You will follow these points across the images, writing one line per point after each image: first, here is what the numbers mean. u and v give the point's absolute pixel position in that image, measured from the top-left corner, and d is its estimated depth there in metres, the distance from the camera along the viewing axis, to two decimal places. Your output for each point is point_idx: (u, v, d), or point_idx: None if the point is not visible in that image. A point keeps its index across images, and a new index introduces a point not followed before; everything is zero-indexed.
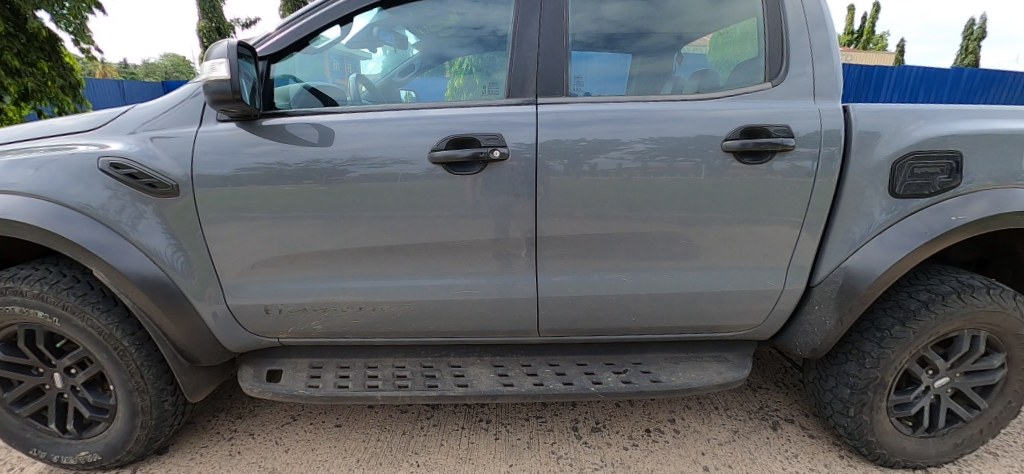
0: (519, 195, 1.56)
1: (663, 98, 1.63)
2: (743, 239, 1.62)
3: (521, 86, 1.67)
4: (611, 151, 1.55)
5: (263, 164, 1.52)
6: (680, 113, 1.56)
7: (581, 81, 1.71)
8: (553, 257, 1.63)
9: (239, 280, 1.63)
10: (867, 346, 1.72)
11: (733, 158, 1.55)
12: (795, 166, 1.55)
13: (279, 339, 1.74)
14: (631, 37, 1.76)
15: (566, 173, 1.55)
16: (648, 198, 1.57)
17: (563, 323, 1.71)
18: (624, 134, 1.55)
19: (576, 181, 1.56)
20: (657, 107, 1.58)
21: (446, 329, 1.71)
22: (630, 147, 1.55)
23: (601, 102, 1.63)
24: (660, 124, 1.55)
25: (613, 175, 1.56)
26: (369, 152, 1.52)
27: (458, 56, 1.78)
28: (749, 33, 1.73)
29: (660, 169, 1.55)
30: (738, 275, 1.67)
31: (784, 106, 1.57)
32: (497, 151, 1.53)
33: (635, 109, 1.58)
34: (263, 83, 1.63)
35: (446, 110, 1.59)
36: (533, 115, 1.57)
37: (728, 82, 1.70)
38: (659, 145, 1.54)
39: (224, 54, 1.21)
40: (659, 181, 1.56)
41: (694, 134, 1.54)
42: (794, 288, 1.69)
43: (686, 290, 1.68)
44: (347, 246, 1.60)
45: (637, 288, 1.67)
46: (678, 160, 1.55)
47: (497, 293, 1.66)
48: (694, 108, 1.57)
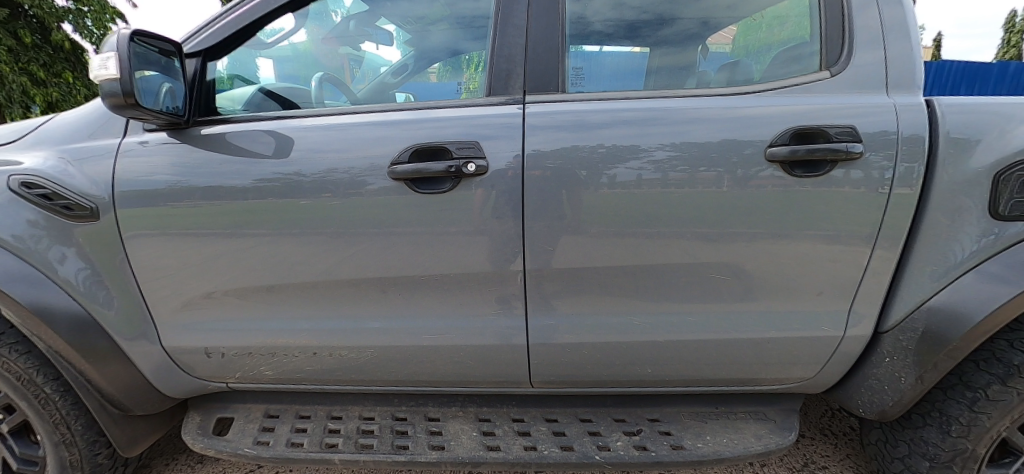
0: (501, 217, 1.26)
1: (688, 95, 1.30)
2: (792, 272, 1.28)
3: (506, 81, 1.37)
4: (628, 161, 1.23)
5: (177, 181, 1.29)
6: (709, 112, 1.23)
7: (580, 75, 1.39)
8: (548, 292, 1.32)
9: (180, 317, 1.39)
10: (954, 409, 1.34)
11: (776, 165, 1.21)
12: (837, 175, 1.20)
13: (227, 384, 1.49)
14: (655, 23, 1.44)
15: (562, 188, 1.24)
16: (669, 220, 1.25)
17: (563, 372, 1.39)
18: (640, 139, 1.23)
19: (572, 198, 1.25)
20: (682, 106, 1.26)
21: (420, 378, 1.42)
22: (649, 156, 1.23)
23: (613, 99, 1.31)
24: (684, 127, 1.22)
25: (625, 192, 1.24)
26: (319, 168, 1.27)
27: (463, 51, 1.47)
28: (781, 17, 1.41)
29: (680, 180, 1.23)
30: (784, 317, 1.33)
31: (846, 101, 1.23)
32: (471, 164, 1.24)
33: (652, 108, 1.26)
34: (197, 86, 1.38)
35: (418, 115, 1.31)
36: (527, 119, 1.27)
37: (762, 74, 1.36)
38: (683, 153, 1.22)
39: (109, 49, 0.95)
40: (680, 199, 1.23)
41: (722, 139, 1.21)
42: (856, 334, 1.34)
43: (719, 335, 1.34)
44: (302, 279, 1.35)
45: (657, 334, 1.34)
46: (702, 170, 1.22)
47: (483, 336, 1.36)
48: (727, 105, 1.24)
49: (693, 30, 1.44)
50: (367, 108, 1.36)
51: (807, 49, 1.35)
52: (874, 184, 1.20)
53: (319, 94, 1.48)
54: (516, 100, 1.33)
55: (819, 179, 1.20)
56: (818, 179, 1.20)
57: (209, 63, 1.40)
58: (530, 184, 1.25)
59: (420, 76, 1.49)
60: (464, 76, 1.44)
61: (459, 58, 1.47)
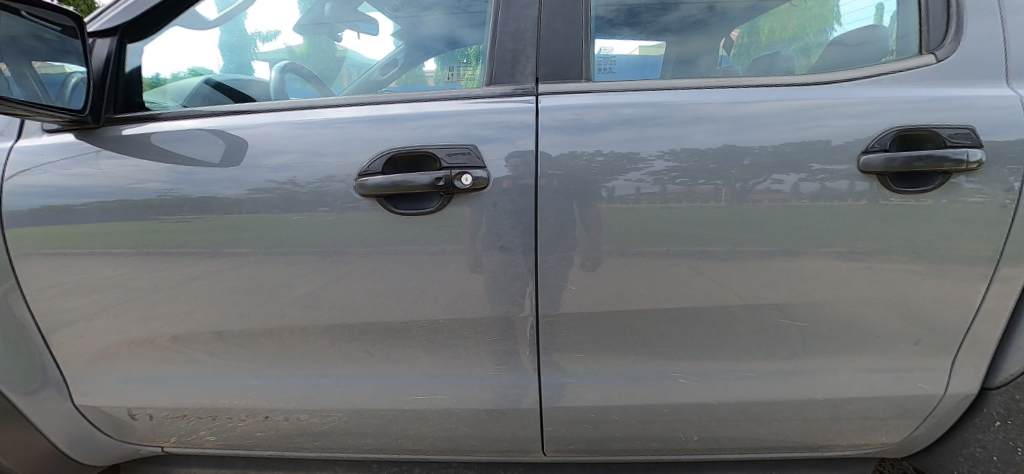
0: (507, 246, 0.98)
1: (738, 87, 1.03)
2: (873, 315, 1.00)
3: (510, 66, 1.08)
4: (625, 171, 0.96)
5: (164, 192, 1.02)
6: (713, 109, 0.98)
7: (613, 61, 1.11)
8: (563, 342, 1.04)
9: (96, 370, 1.09)
10: None
11: (775, 174, 0.95)
12: (836, 187, 0.94)
13: (162, 449, 1.17)
14: (657, 8, 1.16)
15: (589, 204, 0.96)
16: (682, 241, 0.97)
17: (584, 437, 1.10)
18: (640, 144, 0.96)
19: (599, 213, 0.96)
20: (708, 102, 0.99)
21: (403, 446, 1.12)
22: (649, 167, 0.96)
23: (620, 91, 1.04)
24: (685, 128, 0.96)
25: (627, 210, 0.96)
26: (294, 176, 1.00)
27: (438, 39, 1.20)
28: (808, 8, 1.15)
29: (679, 195, 0.95)
30: (864, 371, 1.04)
31: (883, 96, 0.96)
32: (466, 176, 0.96)
33: (659, 103, 0.99)
34: (111, 73, 1.08)
35: (401, 113, 1.03)
36: (546, 116, 0.99)
37: (804, 68, 1.09)
38: (686, 163, 0.95)
39: None
40: (684, 218, 0.96)
41: (722, 144, 0.95)
42: (954, 389, 1.06)
43: (784, 393, 1.05)
44: (251, 321, 1.06)
45: (704, 394, 1.05)
46: (700, 182, 0.95)
47: (483, 394, 1.06)
48: (730, 100, 0.99)
49: (698, 15, 1.16)
50: (292, 106, 1.09)
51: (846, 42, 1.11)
52: (885, 197, 0.93)
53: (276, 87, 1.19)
54: (529, 91, 1.05)
55: (811, 192, 0.94)
56: (810, 192, 0.94)
57: (127, 44, 1.11)
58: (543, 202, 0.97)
59: (418, 78, 1.18)
60: (462, 71, 1.15)
61: (455, 50, 1.17)
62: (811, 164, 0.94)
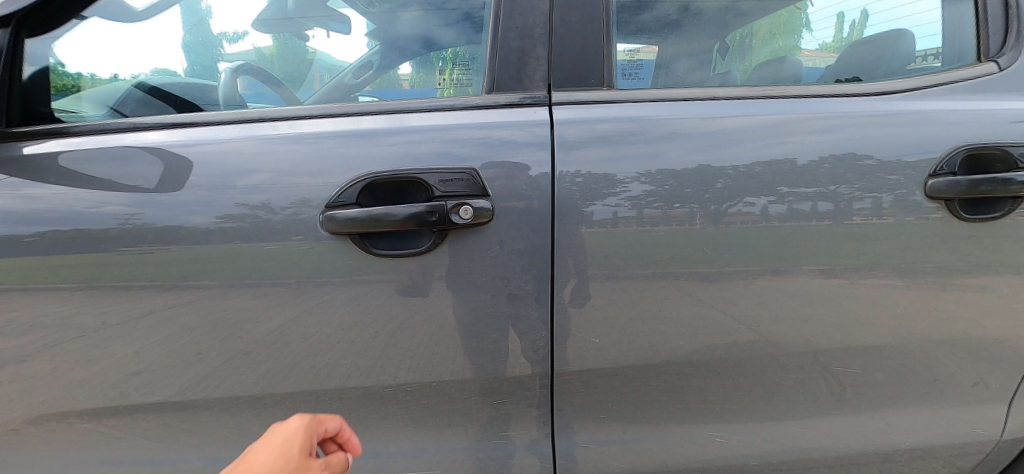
0: (516, 292, 0.84)
1: (775, 98, 0.90)
2: (925, 357, 0.89)
3: (517, 69, 0.93)
4: (602, 195, 0.82)
5: (125, 219, 0.81)
6: (687, 124, 0.85)
7: (640, 64, 0.98)
8: (579, 392, 0.90)
9: (13, 448, 0.89)
10: None
11: (747, 196, 0.82)
12: (801, 208, 0.82)
13: None
14: (631, 6, 0.98)
15: (616, 237, 0.82)
16: (674, 264, 0.83)
17: None
18: (613, 164, 0.82)
19: (624, 248, 0.82)
20: (689, 115, 0.86)
21: None
22: (624, 190, 0.82)
23: (596, 102, 0.90)
24: (660, 146, 0.83)
25: (619, 240, 0.82)
26: (265, 199, 0.81)
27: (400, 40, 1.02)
28: (790, 21, 1.02)
29: (656, 220, 0.82)
30: (912, 419, 0.93)
31: (876, 109, 0.86)
32: (465, 208, 0.80)
33: (634, 117, 0.86)
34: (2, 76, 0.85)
35: (378, 128, 0.85)
36: (563, 131, 0.85)
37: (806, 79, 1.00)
38: (662, 186, 0.82)
39: None
40: (662, 246, 0.83)
41: (698, 165, 0.83)
42: (1009, 430, 0.96)
43: (830, 446, 0.93)
44: (204, 378, 0.88)
45: (743, 450, 0.92)
46: (674, 205, 0.82)
47: (490, 457, 0.91)
48: (703, 113, 0.86)
49: (673, 16, 1.01)
50: (194, 118, 0.89)
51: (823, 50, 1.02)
52: (857, 218, 0.83)
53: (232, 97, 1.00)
54: (542, 99, 0.91)
55: (778, 215, 0.82)
56: (778, 214, 0.82)
57: (24, 39, 0.88)
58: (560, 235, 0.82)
59: (393, 82, 1.00)
60: (440, 76, 0.99)
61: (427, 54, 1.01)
62: (778, 186, 0.82)
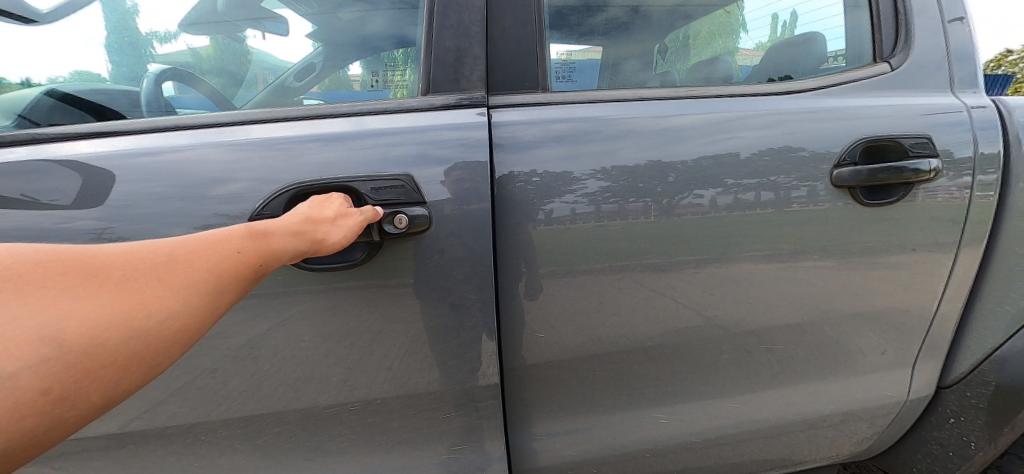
0: (459, 302, 0.85)
1: (712, 95, 0.97)
2: (844, 331, 0.98)
3: (459, 71, 0.95)
4: (560, 192, 0.85)
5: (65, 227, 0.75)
6: (640, 123, 0.89)
7: (571, 68, 1.01)
8: (536, 388, 0.93)
9: None
10: (1015, 467, 1.10)
11: (696, 188, 0.88)
12: (745, 198, 0.89)
13: None
14: (583, 9, 1.03)
15: (576, 232, 0.85)
16: (626, 256, 0.87)
17: None
18: (569, 162, 0.86)
19: (582, 243, 0.86)
20: (630, 113, 0.91)
21: None
22: (582, 187, 0.86)
23: (553, 104, 0.93)
24: (614, 144, 0.88)
25: (566, 233, 0.85)
26: (216, 205, 0.78)
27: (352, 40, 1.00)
28: (731, 20, 1.10)
29: (613, 214, 0.86)
30: (832, 389, 1.02)
31: (799, 106, 0.94)
32: (400, 217, 0.79)
33: (588, 117, 0.89)
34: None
35: (324, 130, 0.84)
36: (521, 129, 0.88)
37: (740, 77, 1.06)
38: (618, 182, 0.86)
39: None
40: (611, 240, 0.86)
41: (648, 161, 0.87)
42: (916, 393, 1.07)
43: (762, 417, 1.01)
44: (148, 401, 0.83)
45: (682, 429, 0.98)
46: (629, 200, 0.86)
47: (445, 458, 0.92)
48: (656, 113, 0.91)
49: (624, 18, 1.05)
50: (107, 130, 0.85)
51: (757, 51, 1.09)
52: (779, 206, 0.89)
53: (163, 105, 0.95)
54: (479, 101, 0.92)
55: (726, 205, 0.88)
56: (725, 204, 0.88)
57: None
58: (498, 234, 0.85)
59: (343, 83, 0.99)
60: (387, 78, 0.98)
61: (375, 56, 0.99)
62: (724, 178, 0.88)
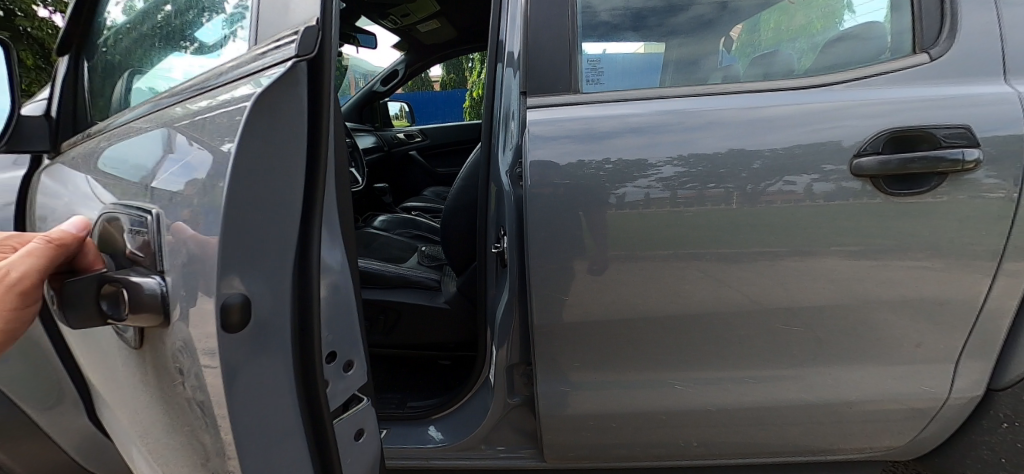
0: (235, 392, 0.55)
1: (775, 88, 1.02)
2: (884, 321, 1.00)
3: (542, 71, 1.07)
4: (634, 178, 0.97)
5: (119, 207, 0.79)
6: (728, 113, 0.98)
7: (600, 71, 1.09)
8: (577, 351, 1.05)
9: None
10: None
11: (787, 175, 0.95)
12: (851, 186, 0.93)
13: None
14: (664, 10, 1.12)
15: (647, 215, 0.96)
16: (676, 239, 0.97)
17: (583, 443, 1.12)
18: (646, 151, 0.97)
19: (646, 226, 0.97)
20: (703, 105, 1.01)
21: (441, 454, 1.14)
22: (657, 173, 0.97)
23: (633, 100, 1.05)
24: (694, 134, 0.97)
25: (632, 217, 0.97)
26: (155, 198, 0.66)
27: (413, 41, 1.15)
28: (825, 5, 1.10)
29: (690, 199, 0.96)
30: (864, 378, 1.04)
31: (902, 96, 0.95)
32: (117, 296, 0.55)
33: (669, 110, 1.00)
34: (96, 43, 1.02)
35: (185, 115, 0.66)
36: (595, 121, 1.00)
37: (805, 68, 1.06)
38: (695, 168, 0.96)
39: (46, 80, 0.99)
40: (680, 227, 0.96)
41: (729, 149, 0.96)
42: (966, 395, 1.05)
43: (784, 398, 1.06)
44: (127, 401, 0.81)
45: (704, 399, 1.07)
46: (709, 185, 0.96)
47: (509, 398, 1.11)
48: (745, 104, 0.99)
49: (709, 16, 1.11)
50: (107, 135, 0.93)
51: (832, 40, 1.07)
52: (813, 198, 0.94)
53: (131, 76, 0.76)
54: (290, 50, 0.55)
55: (824, 193, 0.94)
56: (823, 192, 0.94)
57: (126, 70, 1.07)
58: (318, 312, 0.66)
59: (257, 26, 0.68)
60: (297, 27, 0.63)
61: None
62: (823, 165, 0.94)
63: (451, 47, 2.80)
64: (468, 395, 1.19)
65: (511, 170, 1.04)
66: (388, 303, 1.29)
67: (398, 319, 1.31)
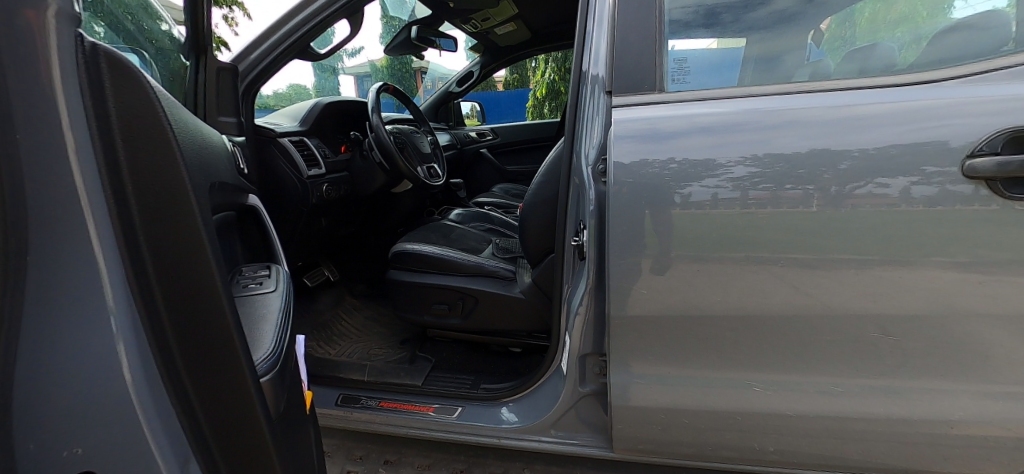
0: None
1: (865, 87, 0.97)
2: (989, 339, 0.92)
3: (628, 71, 1.08)
4: (700, 178, 0.97)
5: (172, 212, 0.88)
6: (809, 113, 0.96)
7: (687, 69, 1.08)
8: (642, 347, 1.06)
9: None
10: None
11: (879, 177, 0.90)
12: (959, 189, 0.87)
13: (339, 399, 1.40)
14: (740, 6, 1.09)
15: (712, 216, 0.97)
16: (750, 242, 0.96)
17: (651, 439, 1.12)
18: (716, 150, 0.97)
19: (713, 226, 0.97)
20: (784, 103, 0.98)
21: (517, 430, 1.21)
22: (728, 172, 0.97)
23: (714, 99, 1.04)
24: (772, 134, 0.96)
25: (701, 217, 0.97)
26: None
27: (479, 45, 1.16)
28: None
29: (762, 200, 0.95)
30: (964, 399, 0.96)
31: (1016, 93, 0.87)
32: None
33: (744, 109, 0.99)
34: (200, 78, 1.28)
35: None
36: (666, 120, 1.02)
37: (909, 61, 0.99)
38: (770, 168, 0.95)
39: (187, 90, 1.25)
40: (756, 229, 0.95)
41: (810, 148, 0.94)
42: None
43: (865, 411, 1.01)
44: None
45: (778, 404, 1.04)
46: (786, 186, 0.94)
47: (584, 385, 1.15)
48: (830, 103, 0.96)
49: (790, 10, 1.07)
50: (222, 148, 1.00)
51: (945, 30, 0.98)
52: (909, 203, 0.89)
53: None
54: None
55: (924, 197, 0.88)
56: (923, 196, 0.88)
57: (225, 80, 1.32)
58: (59, 374, 0.52)
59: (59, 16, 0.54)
60: None
61: None
62: (924, 166, 0.88)
63: (522, 47, 2.87)
64: (540, 379, 1.26)
65: (595, 166, 1.08)
66: (467, 290, 1.38)
67: (475, 305, 1.39)
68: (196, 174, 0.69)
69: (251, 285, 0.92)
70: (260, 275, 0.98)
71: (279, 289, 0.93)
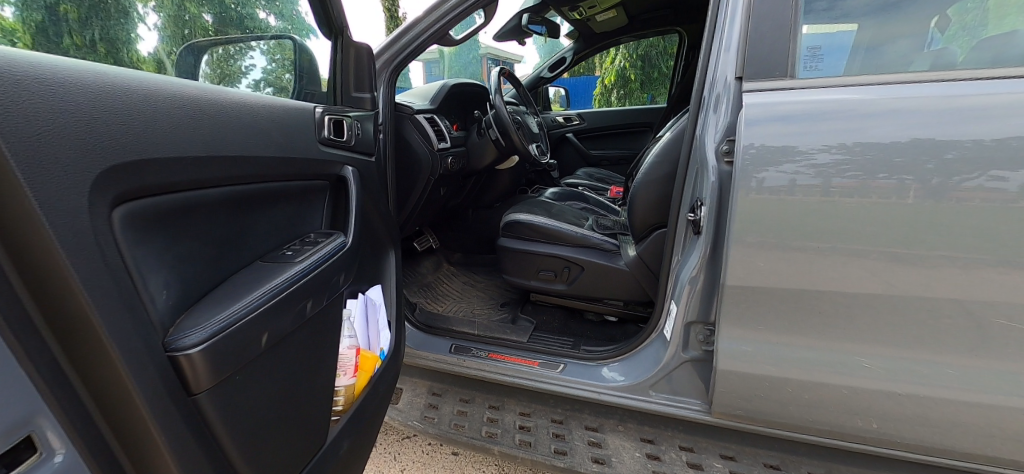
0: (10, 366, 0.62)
1: (975, 76, 0.95)
2: None
3: (762, 59, 1.13)
4: (778, 163, 1.02)
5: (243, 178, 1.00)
6: (915, 102, 0.96)
7: (818, 55, 1.11)
8: (734, 319, 1.12)
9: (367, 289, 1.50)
10: None
11: (994, 169, 0.89)
12: None
13: (453, 346, 1.60)
14: None
15: (789, 201, 1.01)
16: (844, 230, 0.99)
17: (747, 406, 1.18)
18: (799, 138, 1.01)
19: (789, 210, 1.01)
20: (886, 92, 1.00)
21: (618, 387, 1.34)
22: (810, 159, 1.00)
23: (822, 87, 1.06)
24: (864, 123, 0.98)
25: (776, 200, 1.02)
26: None
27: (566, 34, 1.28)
28: None
29: (849, 189, 0.98)
30: None
31: None
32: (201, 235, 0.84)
33: (839, 99, 1.02)
34: (338, 56, 1.43)
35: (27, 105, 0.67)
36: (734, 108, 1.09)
37: None
38: (858, 157, 0.97)
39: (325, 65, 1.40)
40: (848, 215, 0.98)
41: (910, 138, 0.94)
42: None
43: (965, 399, 1.01)
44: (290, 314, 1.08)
45: (878, 383, 1.06)
46: (879, 176, 0.96)
47: (681, 350, 1.26)
48: (936, 93, 0.95)
49: None
50: (261, 117, 0.98)
51: None
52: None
53: (128, 52, 0.85)
54: None
55: None
56: None
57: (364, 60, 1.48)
58: None
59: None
60: None
61: None
62: None
63: (615, 33, 2.90)
64: (644, 344, 1.38)
65: (719, 146, 1.15)
66: (573, 260, 1.54)
67: (580, 274, 1.55)
68: (106, 130, 0.64)
69: (287, 254, 1.00)
70: (309, 243, 1.07)
71: (305, 261, 0.98)
